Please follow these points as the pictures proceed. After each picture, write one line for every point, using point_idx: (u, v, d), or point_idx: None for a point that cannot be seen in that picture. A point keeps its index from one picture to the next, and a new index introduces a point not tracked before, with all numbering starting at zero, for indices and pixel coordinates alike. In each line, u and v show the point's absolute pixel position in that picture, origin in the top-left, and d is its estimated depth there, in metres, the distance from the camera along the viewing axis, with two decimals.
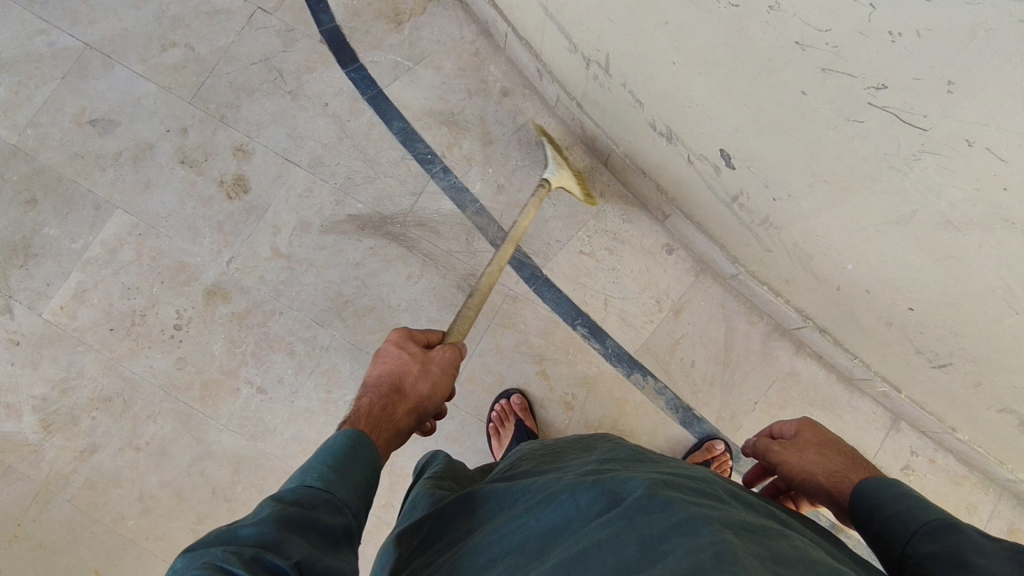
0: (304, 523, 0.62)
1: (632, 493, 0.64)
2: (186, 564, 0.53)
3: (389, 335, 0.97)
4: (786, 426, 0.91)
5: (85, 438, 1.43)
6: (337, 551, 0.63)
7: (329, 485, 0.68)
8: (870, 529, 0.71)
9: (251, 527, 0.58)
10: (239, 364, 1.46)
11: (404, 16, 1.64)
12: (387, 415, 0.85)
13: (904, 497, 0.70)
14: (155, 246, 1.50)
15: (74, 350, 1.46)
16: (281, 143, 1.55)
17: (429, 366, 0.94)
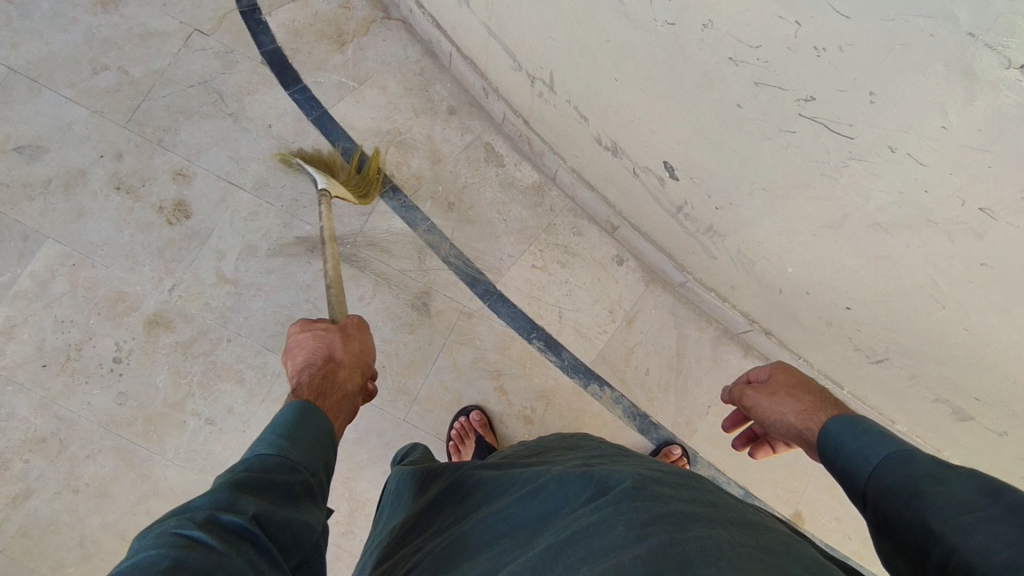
0: (257, 481, 0.62)
1: (622, 486, 0.64)
2: (137, 540, 0.53)
3: (293, 325, 1.01)
4: (767, 369, 0.96)
5: (17, 483, 1.34)
6: (297, 504, 0.64)
7: (280, 446, 0.69)
8: (835, 470, 0.76)
9: (203, 497, 0.58)
10: (186, 396, 1.41)
11: (347, 37, 1.64)
12: (331, 382, 0.89)
13: (867, 431, 0.74)
14: (90, 276, 1.43)
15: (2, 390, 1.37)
16: (223, 166, 1.52)
17: (346, 332, 1.02)
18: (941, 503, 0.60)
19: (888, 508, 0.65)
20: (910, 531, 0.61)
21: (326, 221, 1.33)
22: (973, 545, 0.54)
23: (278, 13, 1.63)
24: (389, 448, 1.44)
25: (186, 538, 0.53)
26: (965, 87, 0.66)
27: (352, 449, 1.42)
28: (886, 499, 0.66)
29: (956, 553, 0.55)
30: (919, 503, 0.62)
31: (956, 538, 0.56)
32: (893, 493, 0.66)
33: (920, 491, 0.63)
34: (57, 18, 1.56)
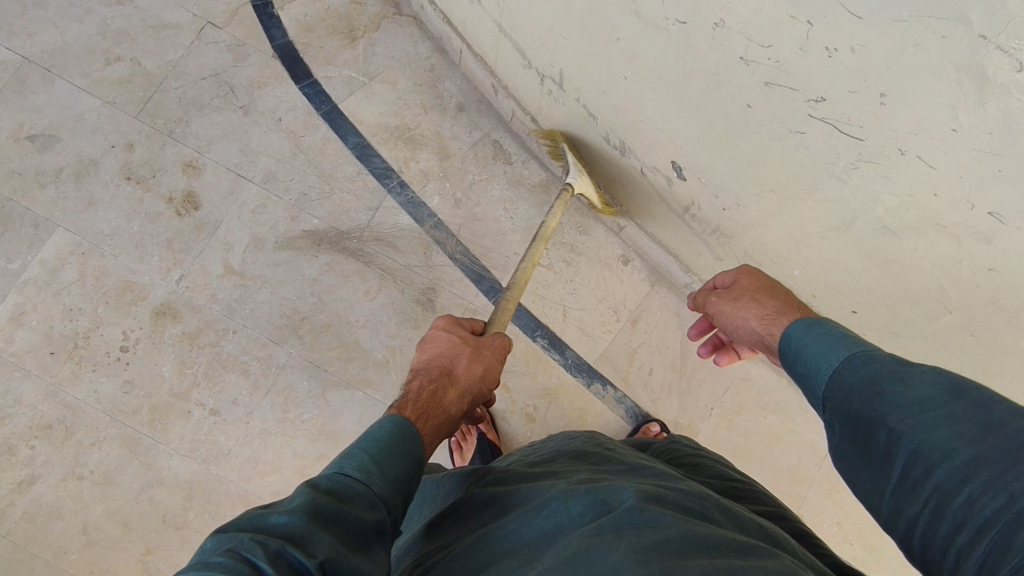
0: (334, 515, 0.57)
1: (628, 505, 0.63)
2: (211, 552, 0.51)
3: (437, 320, 0.98)
4: (732, 273, 0.99)
5: (23, 468, 1.35)
6: (368, 551, 0.58)
7: (366, 477, 0.64)
8: (793, 370, 0.80)
9: (284, 517, 0.55)
10: (191, 386, 1.41)
11: (358, 32, 1.64)
12: (437, 401, 0.83)
13: (825, 333, 0.77)
14: (99, 265, 1.45)
15: (10, 376, 1.38)
16: (233, 159, 1.52)
17: (478, 349, 0.95)
18: (904, 405, 0.65)
19: (850, 408, 0.70)
20: (871, 427, 0.67)
21: (550, 218, 1.32)
22: (936, 444, 0.60)
23: (290, 8, 1.64)
24: None
25: (250, 572, 0.49)
26: (977, 90, 0.65)
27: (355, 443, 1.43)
28: (848, 400, 0.71)
29: (921, 452, 0.61)
30: (882, 403, 0.67)
31: (920, 438, 0.62)
32: (854, 394, 0.70)
33: (882, 392, 0.67)
34: (71, 8, 1.58)
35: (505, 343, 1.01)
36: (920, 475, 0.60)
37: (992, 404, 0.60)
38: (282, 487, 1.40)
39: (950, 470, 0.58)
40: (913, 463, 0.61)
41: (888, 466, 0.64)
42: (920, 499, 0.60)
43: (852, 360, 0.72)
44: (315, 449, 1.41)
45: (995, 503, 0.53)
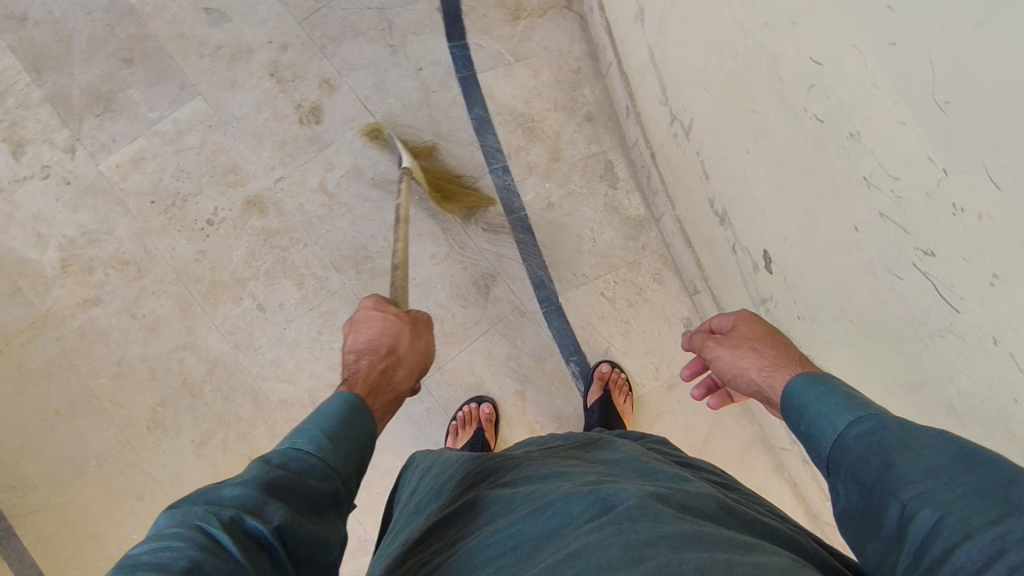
0: (284, 485, 0.65)
1: (623, 504, 0.65)
2: (165, 525, 0.56)
3: (365, 300, 1.07)
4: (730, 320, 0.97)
5: (93, 289, 1.50)
6: (320, 516, 0.66)
7: (316, 449, 0.72)
8: (801, 431, 0.77)
9: (233, 490, 0.61)
10: (251, 277, 1.51)
11: (523, 13, 1.66)
12: (386, 377, 0.95)
13: (827, 392, 0.75)
14: (218, 142, 1.56)
15: (113, 208, 1.53)
16: (366, 90, 1.59)
17: (414, 325, 1.06)
18: (915, 478, 0.61)
19: (860, 477, 0.66)
20: (882, 499, 0.63)
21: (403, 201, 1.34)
22: (951, 521, 0.56)
23: None
24: None
25: (209, 542, 0.55)
26: None
27: None
28: (858, 470, 0.67)
29: (936, 532, 0.57)
30: (892, 476, 0.63)
31: (932, 522, 0.57)
32: (863, 465, 0.67)
33: (890, 465, 0.64)
34: None
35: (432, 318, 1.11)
36: (936, 556, 0.55)
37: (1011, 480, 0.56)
38: (291, 397, 1.48)
39: (969, 553, 0.53)
40: (930, 539, 0.57)
41: (900, 541, 0.60)
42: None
43: (862, 423, 0.70)
44: (332, 377, 1.49)
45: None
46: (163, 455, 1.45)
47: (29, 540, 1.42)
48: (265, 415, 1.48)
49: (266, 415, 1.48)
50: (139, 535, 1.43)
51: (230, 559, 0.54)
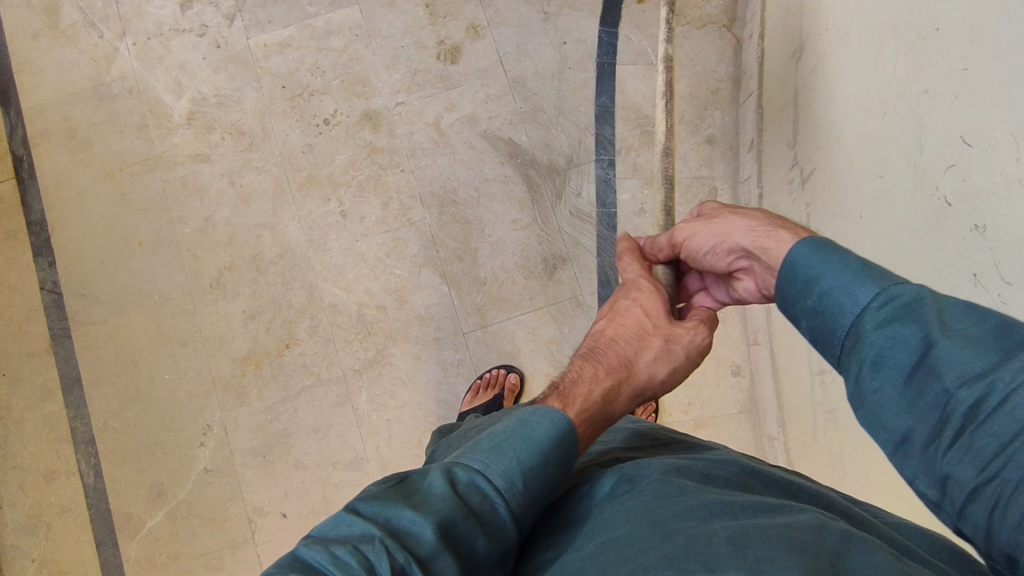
0: (458, 528, 0.55)
1: (647, 480, 0.68)
2: (332, 531, 0.53)
3: (655, 295, 0.86)
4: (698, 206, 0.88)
5: (208, 147, 1.61)
6: (481, 569, 0.57)
7: (505, 487, 0.60)
8: (806, 303, 0.68)
9: (409, 521, 0.54)
10: (345, 183, 1.59)
11: (682, 19, 1.63)
12: (609, 411, 0.77)
13: (834, 259, 0.66)
14: (359, 52, 1.63)
15: (249, 81, 1.63)
16: (507, 47, 1.62)
17: (671, 341, 0.83)
18: (966, 361, 0.54)
19: (892, 357, 0.59)
20: (922, 383, 0.57)
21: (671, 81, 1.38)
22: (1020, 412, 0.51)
23: None
24: (436, 343, 1.53)
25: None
26: None
27: (412, 320, 1.53)
28: (888, 346, 0.59)
29: (994, 423, 0.52)
30: (936, 359, 0.56)
31: (990, 410, 0.52)
32: (898, 345, 0.58)
33: (934, 345, 0.56)
34: None
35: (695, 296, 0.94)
36: (995, 448, 0.51)
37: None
38: (341, 304, 1.54)
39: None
40: (987, 430, 0.52)
41: (940, 425, 0.55)
42: (984, 472, 0.52)
43: (888, 299, 0.61)
44: (383, 299, 1.54)
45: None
46: (215, 314, 1.55)
47: (78, 345, 1.54)
48: (313, 311, 1.54)
49: (313, 312, 1.54)
50: (170, 377, 1.53)
51: None
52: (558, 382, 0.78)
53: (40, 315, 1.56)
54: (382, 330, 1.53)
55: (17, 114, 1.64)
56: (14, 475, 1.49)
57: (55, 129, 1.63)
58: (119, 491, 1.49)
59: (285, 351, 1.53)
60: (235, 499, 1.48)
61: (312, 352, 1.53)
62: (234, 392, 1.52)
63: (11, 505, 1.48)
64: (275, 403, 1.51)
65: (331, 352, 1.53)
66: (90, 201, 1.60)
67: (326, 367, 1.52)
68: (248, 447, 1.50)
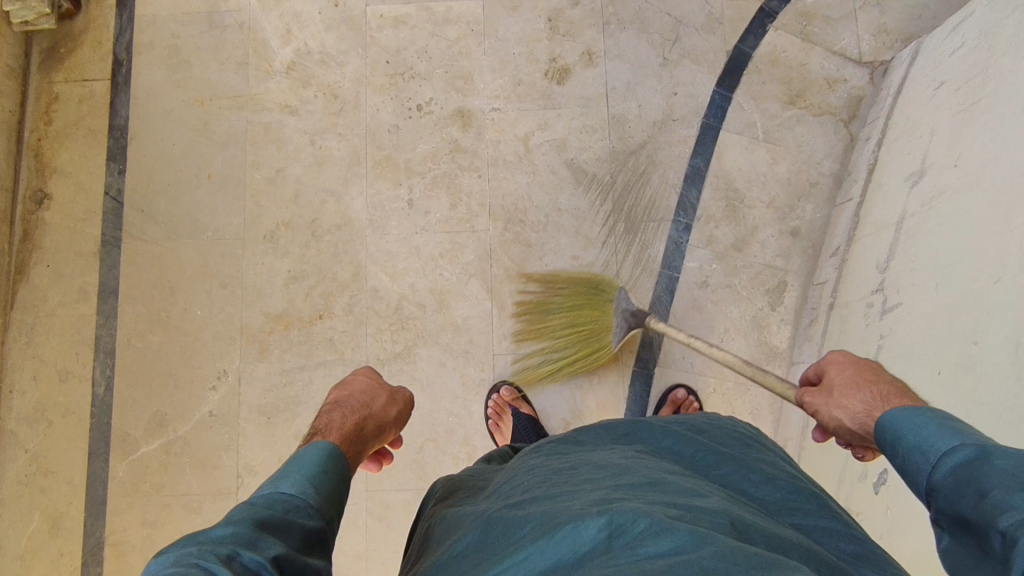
0: (271, 523, 0.70)
1: (638, 531, 0.64)
2: (164, 566, 0.60)
3: (359, 367, 1.19)
4: (829, 356, 0.97)
5: (300, 101, 1.61)
6: (311, 554, 0.71)
7: (302, 492, 0.76)
8: (896, 463, 0.76)
9: (221, 529, 0.66)
10: (420, 173, 1.57)
11: (801, 101, 1.57)
12: (357, 435, 0.97)
13: (921, 422, 0.74)
14: (469, 48, 1.61)
15: (356, 47, 1.63)
16: (617, 83, 1.59)
17: (393, 395, 1.12)
18: (1014, 506, 0.59)
19: (957, 509, 0.65)
20: (984, 530, 0.61)
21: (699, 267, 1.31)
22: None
23: (783, 34, 1.59)
24: (465, 355, 1.51)
25: (206, 574, 0.59)
26: None
27: (448, 326, 1.51)
28: (956, 496, 0.66)
29: None
30: (987, 505, 0.61)
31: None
32: (960, 497, 0.65)
33: (987, 495, 0.62)
34: None
35: (414, 396, 1.20)
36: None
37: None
38: (383, 290, 1.53)
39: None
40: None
41: (1001, 564, 0.59)
42: None
43: (952, 456, 0.68)
44: (426, 297, 1.52)
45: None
46: (259, 266, 1.55)
47: (125, 258, 1.56)
48: (355, 290, 1.53)
49: (355, 290, 1.53)
50: (201, 314, 1.53)
51: None
52: (315, 428, 0.95)
53: (97, 218, 1.58)
54: (415, 327, 1.51)
55: (128, 18, 1.65)
56: (30, 363, 1.51)
57: (160, 43, 1.64)
58: (124, 410, 1.50)
59: (316, 321, 1.52)
60: (229, 450, 1.48)
61: (343, 329, 1.52)
62: (258, 346, 1.52)
63: (20, 393, 1.50)
64: (293, 368, 1.51)
65: (361, 334, 1.52)
66: (175, 121, 1.61)
67: (353, 347, 1.51)
68: (256, 404, 1.50)
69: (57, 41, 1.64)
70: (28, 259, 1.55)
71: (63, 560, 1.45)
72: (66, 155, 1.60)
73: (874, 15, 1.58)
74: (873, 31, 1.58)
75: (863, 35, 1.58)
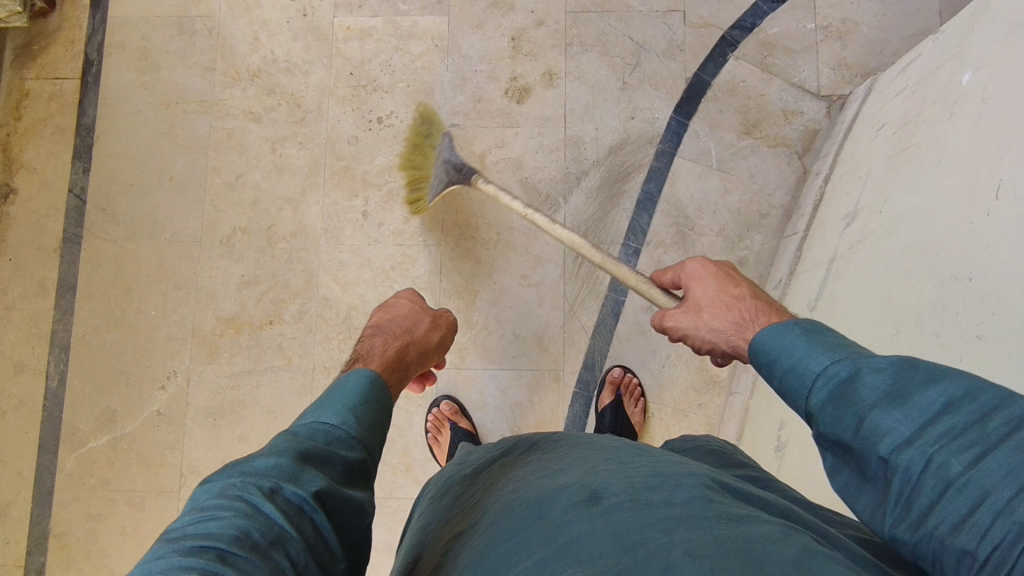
0: (314, 454, 0.69)
1: (615, 493, 0.69)
2: (210, 497, 0.61)
3: (402, 293, 1.21)
4: (689, 270, 0.99)
5: (264, 108, 1.63)
6: (354, 486, 0.71)
7: (343, 423, 0.74)
8: (775, 384, 0.74)
9: (268, 459, 0.66)
10: (377, 185, 1.59)
11: (757, 131, 1.57)
12: (399, 360, 1.00)
13: (791, 343, 0.72)
14: (432, 63, 1.63)
15: (321, 58, 1.65)
16: (576, 104, 1.60)
17: (435, 320, 1.15)
18: (892, 430, 0.59)
19: (836, 435, 0.64)
20: (864, 454, 0.61)
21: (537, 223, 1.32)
22: (931, 469, 0.56)
23: (743, 63, 1.60)
24: None
25: (249, 508, 0.60)
26: None
27: None
28: (834, 418, 0.64)
29: (923, 484, 0.56)
30: (867, 431, 0.61)
31: (917, 475, 0.56)
32: (838, 419, 0.64)
33: (865, 420, 0.61)
34: None
35: (456, 322, 1.22)
36: (924, 504, 0.56)
37: (988, 413, 0.56)
38: (333, 300, 1.56)
39: (952, 505, 0.54)
40: (917, 490, 0.56)
41: (884, 488, 0.60)
42: (921, 529, 0.56)
43: (827, 378, 0.67)
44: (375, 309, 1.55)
45: (1001, 531, 0.51)
46: (214, 269, 1.58)
47: (84, 255, 1.59)
48: (305, 298, 1.56)
49: (306, 298, 1.56)
50: (155, 314, 1.57)
51: (265, 522, 0.59)
52: (357, 354, 0.97)
53: (59, 214, 1.61)
54: None
55: (101, 19, 1.68)
56: None
57: (130, 45, 1.67)
58: (75, 404, 1.54)
59: (266, 326, 1.55)
60: (175, 448, 1.52)
61: (292, 336, 1.55)
62: (208, 348, 1.55)
63: None
64: (241, 372, 1.54)
65: (309, 342, 1.54)
66: (140, 123, 1.64)
67: (301, 354, 1.54)
68: (204, 405, 1.53)
69: (30, 39, 1.68)
70: None
71: (9, 548, 1.49)
72: (33, 151, 1.63)
73: (835, 49, 1.59)
74: (833, 65, 1.58)
75: (823, 68, 1.58)
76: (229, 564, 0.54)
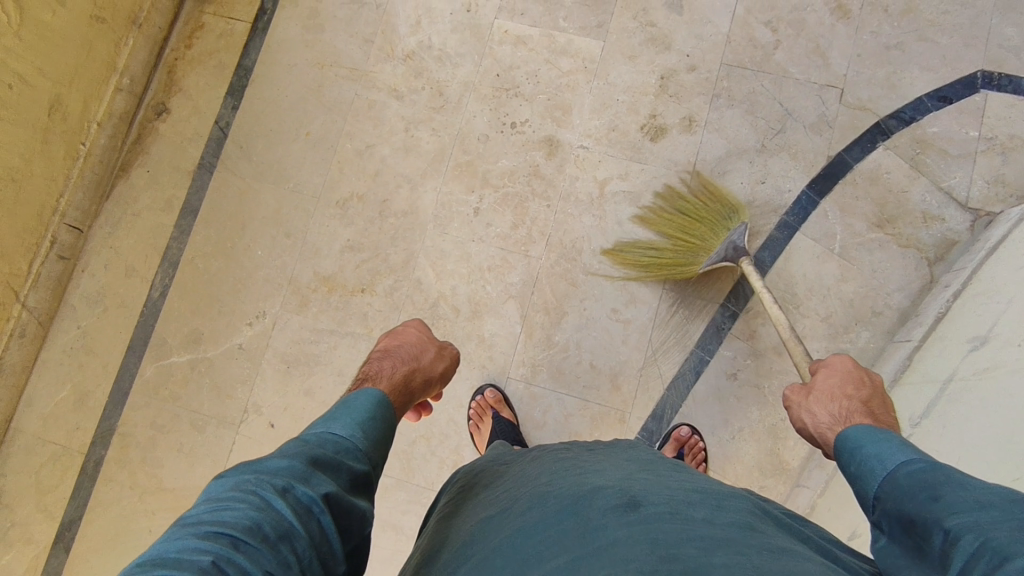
0: (323, 460, 0.75)
1: (653, 508, 0.71)
2: (223, 489, 0.68)
3: (411, 320, 1.27)
4: (832, 360, 1.07)
5: (408, 88, 1.69)
6: (357, 494, 0.77)
7: (352, 435, 0.81)
8: (851, 475, 0.82)
9: (276, 461, 0.72)
10: (495, 186, 1.62)
11: (890, 227, 1.51)
12: (404, 383, 1.04)
13: (881, 439, 0.81)
14: (577, 83, 1.65)
15: (473, 54, 1.69)
16: (709, 156, 1.58)
17: (440, 351, 1.19)
18: (963, 512, 0.65)
19: (906, 513, 0.70)
20: (929, 532, 0.67)
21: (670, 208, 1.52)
22: (989, 544, 0.60)
23: (892, 154, 1.54)
24: (482, 370, 1.55)
25: (262, 503, 0.66)
26: None
27: (473, 337, 1.56)
28: (904, 498, 0.72)
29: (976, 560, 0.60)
30: (937, 508, 0.67)
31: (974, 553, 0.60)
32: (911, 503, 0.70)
33: (940, 498, 0.67)
34: None
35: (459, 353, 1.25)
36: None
37: None
38: (426, 285, 1.59)
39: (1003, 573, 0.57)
40: (973, 564, 0.60)
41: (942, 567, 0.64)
42: None
43: (908, 467, 0.74)
44: (463, 303, 1.57)
45: None
46: (324, 227, 1.64)
47: (213, 184, 1.69)
48: (401, 276, 1.60)
49: (401, 276, 1.60)
50: (261, 255, 1.64)
51: (274, 520, 0.65)
52: (367, 374, 1.03)
53: (200, 142, 1.71)
54: (443, 328, 1.57)
55: None
56: (106, 253, 1.67)
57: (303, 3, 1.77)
58: (169, 318, 1.63)
59: (358, 292, 1.60)
60: (246, 384, 1.58)
61: (380, 310, 1.59)
62: (299, 299, 1.61)
63: (88, 275, 1.66)
64: (324, 329, 1.59)
65: (394, 319, 1.58)
66: (293, 76, 1.73)
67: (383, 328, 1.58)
68: (282, 351, 1.59)
69: None
70: (133, 160, 1.71)
71: (77, 434, 1.59)
72: (193, 78, 1.74)
73: (994, 163, 1.51)
74: (988, 178, 1.50)
75: (976, 178, 1.51)
76: (240, 550, 0.60)
